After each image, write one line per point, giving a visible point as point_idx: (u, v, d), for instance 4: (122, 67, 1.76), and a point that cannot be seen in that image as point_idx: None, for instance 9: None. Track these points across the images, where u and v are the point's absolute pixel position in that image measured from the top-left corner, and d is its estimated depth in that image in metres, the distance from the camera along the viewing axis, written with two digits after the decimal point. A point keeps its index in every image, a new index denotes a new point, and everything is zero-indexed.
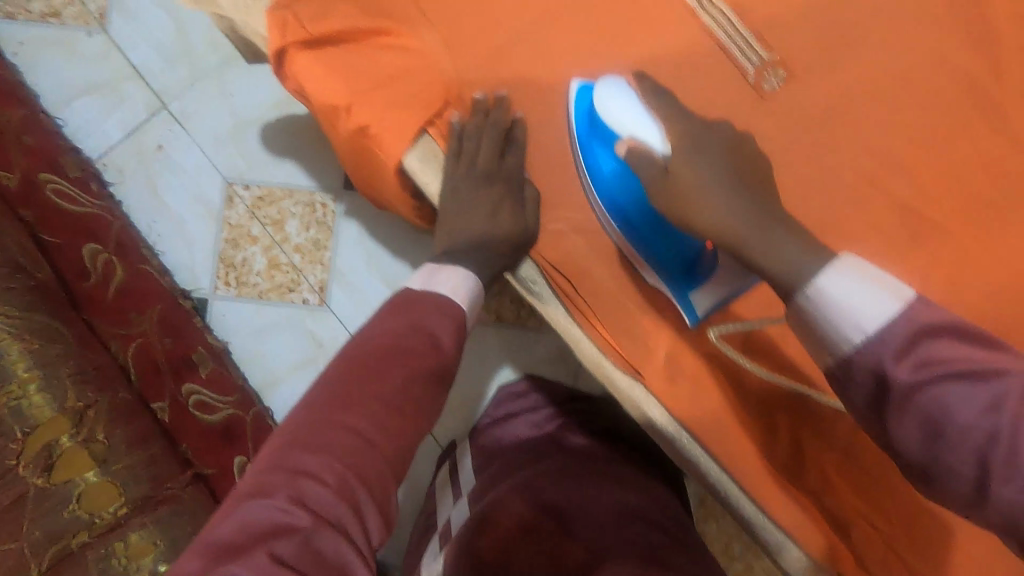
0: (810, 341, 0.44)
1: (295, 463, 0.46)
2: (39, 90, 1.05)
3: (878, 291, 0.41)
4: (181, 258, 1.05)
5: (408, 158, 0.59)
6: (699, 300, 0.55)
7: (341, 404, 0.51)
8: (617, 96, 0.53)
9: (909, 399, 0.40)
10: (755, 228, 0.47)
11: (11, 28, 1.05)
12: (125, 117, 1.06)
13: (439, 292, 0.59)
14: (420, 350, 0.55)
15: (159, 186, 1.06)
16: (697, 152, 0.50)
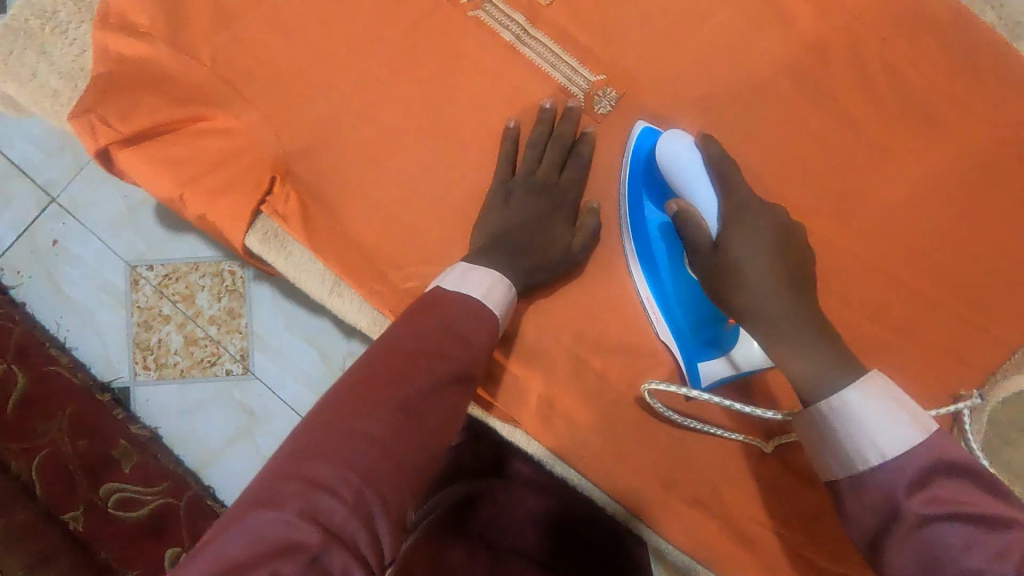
0: (818, 450, 0.41)
1: (307, 469, 0.35)
2: None
3: (907, 414, 0.38)
4: (95, 350, 0.97)
5: (250, 241, 0.56)
6: (710, 367, 0.53)
7: (369, 395, 0.38)
8: (681, 155, 0.51)
9: (914, 533, 0.36)
10: (795, 320, 0.44)
11: None
12: (14, 217, 1.00)
13: (472, 297, 0.46)
14: (450, 357, 0.42)
15: (60, 281, 0.99)
16: (748, 232, 0.47)
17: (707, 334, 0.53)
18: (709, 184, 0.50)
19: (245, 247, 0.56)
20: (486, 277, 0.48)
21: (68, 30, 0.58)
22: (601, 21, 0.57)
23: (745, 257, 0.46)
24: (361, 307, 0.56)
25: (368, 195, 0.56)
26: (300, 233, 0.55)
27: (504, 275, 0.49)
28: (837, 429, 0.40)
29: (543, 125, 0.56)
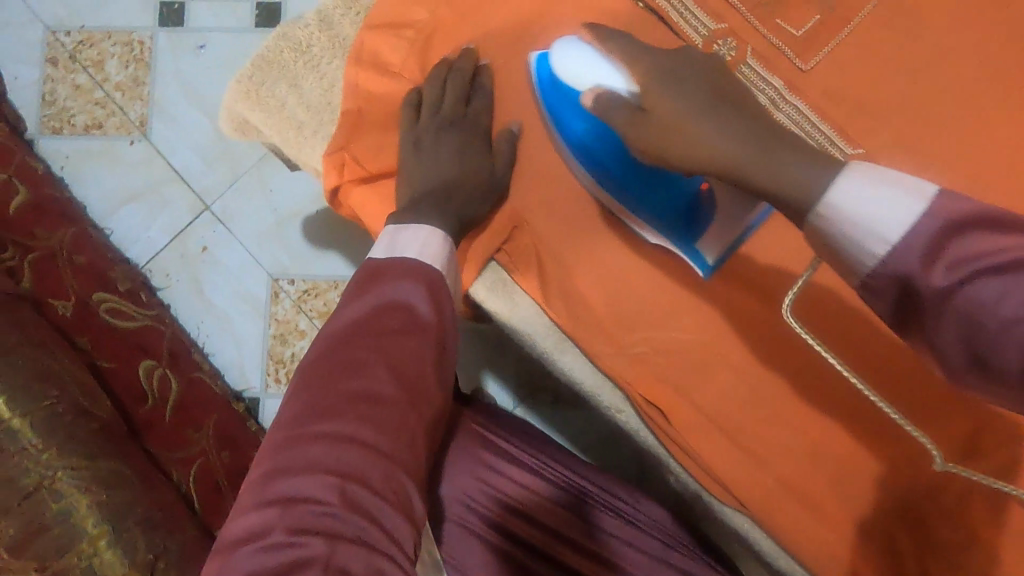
0: (835, 255, 0.38)
1: (281, 491, 0.41)
2: (86, 202, 1.07)
3: (903, 181, 0.35)
4: (231, 357, 1.04)
5: (476, 290, 0.60)
6: (709, 249, 0.57)
7: (291, 433, 0.44)
8: (576, 52, 0.53)
9: (948, 303, 0.34)
10: (750, 146, 0.43)
11: (57, 142, 1.08)
12: (170, 221, 1.06)
13: (405, 257, 0.53)
14: (398, 326, 0.50)
15: (204, 286, 1.05)
16: (676, 87, 0.48)
17: (688, 211, 0.56)
18: (610, 67, 0.51)
19: (470, 295, 0.61)
20: (429, 232, 0.55)
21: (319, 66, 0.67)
22: (859, 86, 0.54)
23: (673, 109, 0.46)
24: (586, 367, 0.62)
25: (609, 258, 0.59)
26: (530, 286, 0.60)
27: (435, 226, 0.55)
28: (832, 236, 0.37)
29: (457, 78, 0.59)
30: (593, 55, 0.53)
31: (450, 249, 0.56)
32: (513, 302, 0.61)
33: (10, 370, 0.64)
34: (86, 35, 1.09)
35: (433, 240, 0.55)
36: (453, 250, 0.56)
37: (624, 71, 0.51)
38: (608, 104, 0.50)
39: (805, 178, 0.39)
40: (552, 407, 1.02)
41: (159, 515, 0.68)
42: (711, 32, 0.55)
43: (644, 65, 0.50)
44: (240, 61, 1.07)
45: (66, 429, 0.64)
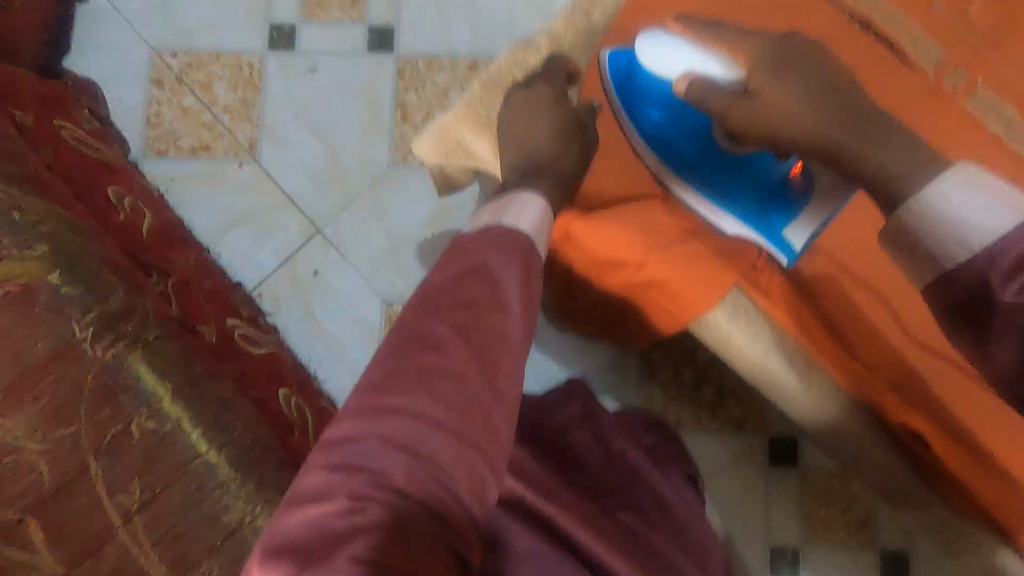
0: (908, 250, 0.40)
1: (343, 458, 0.37)
2: (193, 225, 1.04)
3: (1004, 195, 0.37)
4: (344, 384, 1.01)
5: (717, 315, 0.57)
6: (795, 234, 0.57)
7: (359, 402, 0.39)
8: (664, 42, 0.56)
9: (1008, 316, 0.36)
10: (844, 123, 0.44)
11: (161, 164, 1.06)
12: (281, 245, 1.04)
13: (496, 225, 0.48)
14: (483, 296, 0.42)
15: (316, 312, 1.03)
16: (776, 62, 0.48)
17: (776, 198, 0.57)
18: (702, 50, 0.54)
19: (709, 318, 0.58)
20: (527, 204, 0.51)
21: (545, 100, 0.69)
22: None
23: (781, 92, 0.47)
24: (834, 395, 0.58)
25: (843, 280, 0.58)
26: (773, 308, 0.57)
27: (534, 201, 0.52)
28: (908, 229, 0.39)
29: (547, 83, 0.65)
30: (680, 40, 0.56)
31: (547, 219, 0.52)
32: (753, 328, 0.57)
33: (198, 400, 0.61)
34: (193, 57, 1.08)
35: (528, 212, 0.51)
36: (541, 219, 0.51)
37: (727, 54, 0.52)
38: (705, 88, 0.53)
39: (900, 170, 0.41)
40: (677, 433, 1.00)
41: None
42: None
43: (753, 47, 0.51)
44: (352, 85, 1.07)
45: (256, 462, 0.62)
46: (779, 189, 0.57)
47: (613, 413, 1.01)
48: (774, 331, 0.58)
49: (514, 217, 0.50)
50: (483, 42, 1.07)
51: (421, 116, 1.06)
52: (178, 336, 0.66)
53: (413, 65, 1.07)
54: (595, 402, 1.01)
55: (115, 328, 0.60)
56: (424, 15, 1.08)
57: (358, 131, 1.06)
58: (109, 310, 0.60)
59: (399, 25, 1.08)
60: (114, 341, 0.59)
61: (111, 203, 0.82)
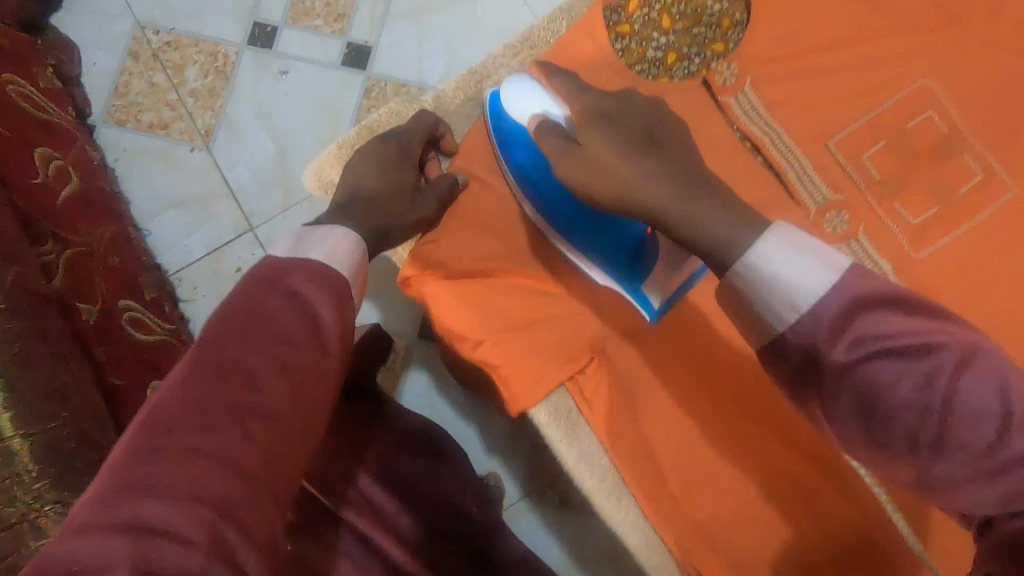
0: (740, 310, 0.42)
1: (131, 519, 0.33)
2: (130, 198, 1.05)
3: (820, 249, 0.40)
4: None
5: (538, 413, 0.71)
6: (654, 294, 0.61)
7: (142, 451, 0.35)
8: (526, 89, 0.62)
9: (845, 376, 0.39)
10: (675, 191, 0.47)
11: (117, 134, 1.07)
12: (210, 235, 1.04)
13: (312, 259, 0.45)
14: (298, 330, 0.40)
15: None
16: (602, 123, 0.55)
17: (633, 252, 0.61)
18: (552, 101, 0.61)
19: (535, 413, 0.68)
20: (345, 237, 0.49)
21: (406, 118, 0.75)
22: None
23: (602, 148, 0.52)
24: (626, 509, 0.71)
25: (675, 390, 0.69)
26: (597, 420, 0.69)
27: (357, 238, 0.50)
28: (737, 295, 0.42)
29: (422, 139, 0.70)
30: (539, 90, 0.62)
31: (361, 259, 0.49)
32: (568, 431, 0.72)
33: (25, 383, 0.60)
34: (173, 37, 1.10)
35: (345, 241, 0.48)
36: (365, 254, 0.50)
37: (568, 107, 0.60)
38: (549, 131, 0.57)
39: (721, 236, 0.43)
40: (561, 509, 0.97)
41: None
42: (825, 201, 0.70)
43: (586, 105, 0.58)
44: (318, 94, 1.08)
45: (67, 458, 0.60)
46: (637, 248, 0.61)
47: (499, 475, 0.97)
48: (585, 437, 0.72)
49: (328, 248, 0.47)
50: (453, 78, 1.08)
51: None
52: (31, 314, 0.65)
53: (381, 86, 1.07)
54: (484, 458, 0.98)
55: None
56: (403, 41, 1.08)
57: (313, 140, 1.06)
58: None
59: (377, 45, 1.09)
60: None
61: (33, 164, 0.83)
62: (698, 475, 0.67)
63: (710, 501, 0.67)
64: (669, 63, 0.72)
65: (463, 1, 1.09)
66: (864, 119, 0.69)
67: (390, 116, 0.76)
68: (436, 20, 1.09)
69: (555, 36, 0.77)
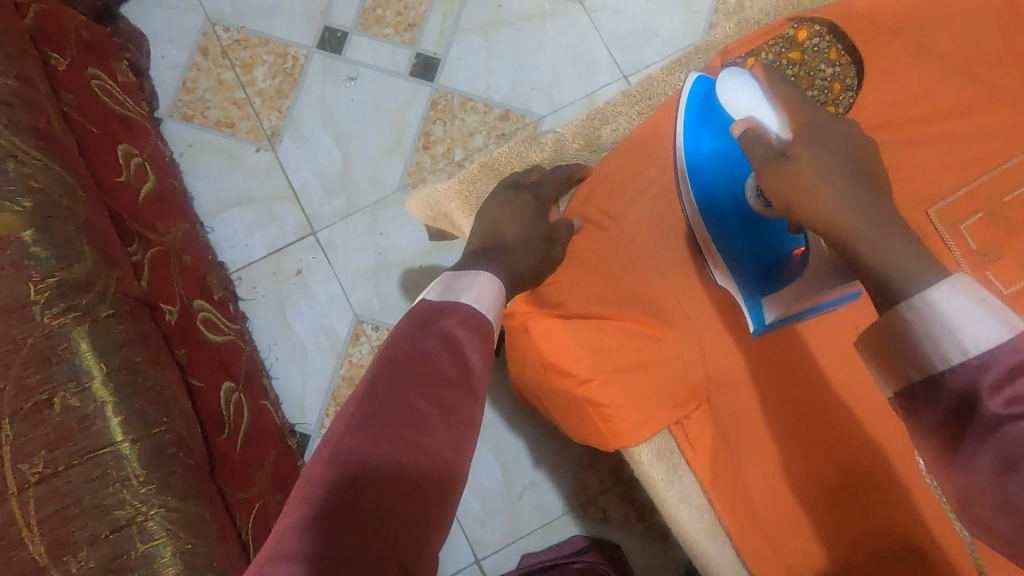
0: (900, 345, 0.42)
1: (326, 546, 0.42)
2: (195, 194, 1.06)
3: (1002, 307, 0.38)
4: (294, 387, 1.03)
5: (642, 452, 0.71)
6: (774, 311, 0.67)
7: (336, 484, 0.45)
8: (743, 84, 0.63)
9: (992, 431, 0.37)
10: (874, 220, 0.49)
11: (184, 128, 1.08)
12: (273, 235, 1.06)
13: (463, 302, 0.55)
14: (450, 378, 0.51)
15: (289, 310, 1.04)
16: (817, 144, 0.56)
17: (771, 268, 0.67)
18: (769, 107, 0.61)
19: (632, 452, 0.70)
20: (487, 283, 0.58)
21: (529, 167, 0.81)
22: None
23: (812, 176, 0.54)
24: (728, 556, 0.70)
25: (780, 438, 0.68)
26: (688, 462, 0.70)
27: (492, 276, 0.60)
28: (901, 328, 0.42)
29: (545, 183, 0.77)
30: (757, 89, 0.63)
31: (500, 301, 0.60)
32: (671, 473, 0.71)
33: (130, 387, 0.62)
34: (244, 36, 1.10)
35: (488, 288, 0.58)
36: (502, 294, 0.60)
37: (784, 115, 0.60)
38: (757, 139, 0.59)
39: (884, 258, 0.46)
40: (601, 524, 1.00)
41: (232, 570, 0.63)
42: None
43: (807, 117, 0.58)
44: (385, 103, 1.09)
45: (167, 462, 0.62)
46: (774, 265, 0.67)
47: (546, 490, 1.00)
48: (689, 481, 0.71)
49: (476, 293, 0.57)
50: (520, 96, 1.09)
51: (442, 149, 1.08)
52: (131, 317, 0.67)
53: (448, 99, 1.09)
54: (531, 473, 1.00)
55: (71, 298, 0.61)
56: (471, 56, 1.10)
57: (378, 148, 1.08)
58: (70, 278, 0.61)
59: (446, 58, 1.10)
60: (64, 310, 0.60)
61: (117, 161, 0.84)
62: (793, 517, 0.67)
63: (802, 546, 0.67)
64: None
65: (534, 21, 1.10)
66: (962, 191, 0.66)
67: (511, 158, 0.82)
68: (505, 37, 1.10)
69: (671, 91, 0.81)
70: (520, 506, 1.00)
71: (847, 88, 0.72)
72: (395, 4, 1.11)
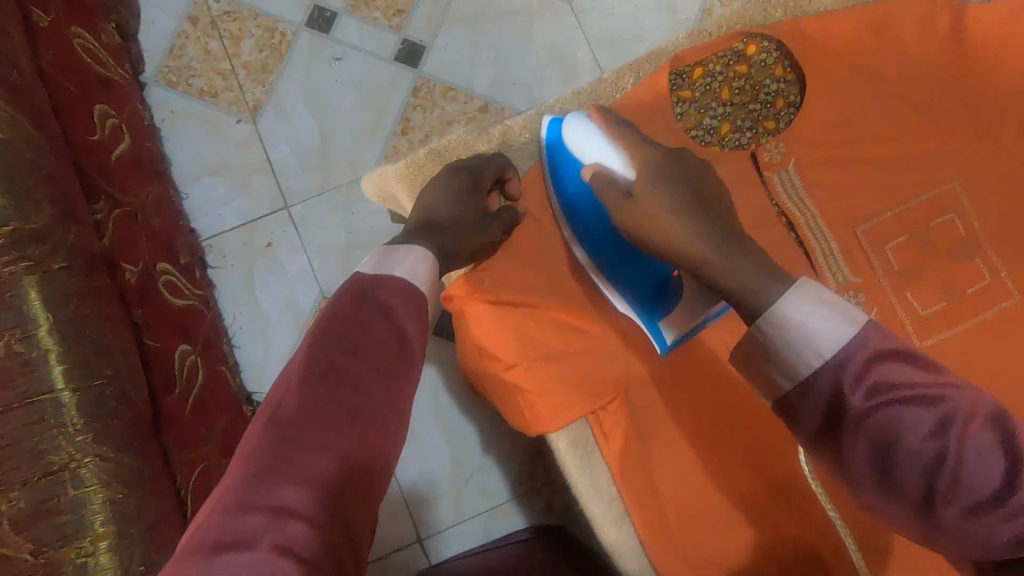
0: (770, 359, 0.50)
1: (270, 502, 0.44)
2: (173, 160, 1.08)
3: (834, 303, 0.48)
4: (255, 357, 1.05)
5: (558, 439, 0.72)
6: (669, 329, 0.72)
7: (277, 441, 0.47)
8: (584, 133, 0.71)
9: (863, 423, 0.45)
10: (713, 247, 0.57)
11: (167, 94, 1.09)
12: (246, 206, 1.07)
13: (398, 274, 0.57)
14: (389, 343, 0.53)
15: (256, 281, 1.06)
16: (659, 175, 0.64)
17: (659, 290, 0.73)
18: (613, 147, 0.69)
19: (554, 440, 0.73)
20: (418, 255, 0.60)
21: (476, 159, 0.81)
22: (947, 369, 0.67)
23: (653, 202, 0.62)
24: (633, 546, 0.73)
25: (697, 442, 0.74)
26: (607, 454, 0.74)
27: (426, 248, 0.62)
28: (766, 344, 0.50)
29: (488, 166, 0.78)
30: (592, 127, 0.71)
31: (434, 273, 0.62)
32: (584, 460, 0.73)
33: (77, 339, 0.63)
34: (233, 8, 1.12)
35: (422, 261, 0.60)
36: (435, 266, 0.62)
37: (625, 149, 0.69)
38: (605, 181, 0.67)
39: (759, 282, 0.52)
40: (543, 515, 1.03)
41: (163, 523, 0.65)
42: (848, 282, 0.70)
43: (652, 154, 0.67)
44: (367, 86, 1.10)
45: (107, 414, 0.64)
46: (660, 289, 0.73)
47: (492, 477, 1.03)
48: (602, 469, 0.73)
49: (408, 266, 0.59)
50: (500, 89, 1.11)
51: (420, 136, 1.10)
52: (86, 272, 0.68)
53: (429, 86, 1.10)
54: (479, 459, 1.03)
55: (25, 248, 0.62)
56: (456, 46, 1.11)
57: (357, 130, 1.10)
58: (26, 229, 0.63)
59: (431, 47, 1.11)
60: (17, 259, 0.61)
61: (92, 121, 0.85)
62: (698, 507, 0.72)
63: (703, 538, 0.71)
64: (723, 134, 0.77)
65: (520, 17, 1.12)
66: (892, 212, 0.71)
67: (459, 145, 0.82)
68: (491, 31, 1.12)
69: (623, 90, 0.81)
70: (465, 491, 1.02)
71: (789, 105, 0.75)
72: None
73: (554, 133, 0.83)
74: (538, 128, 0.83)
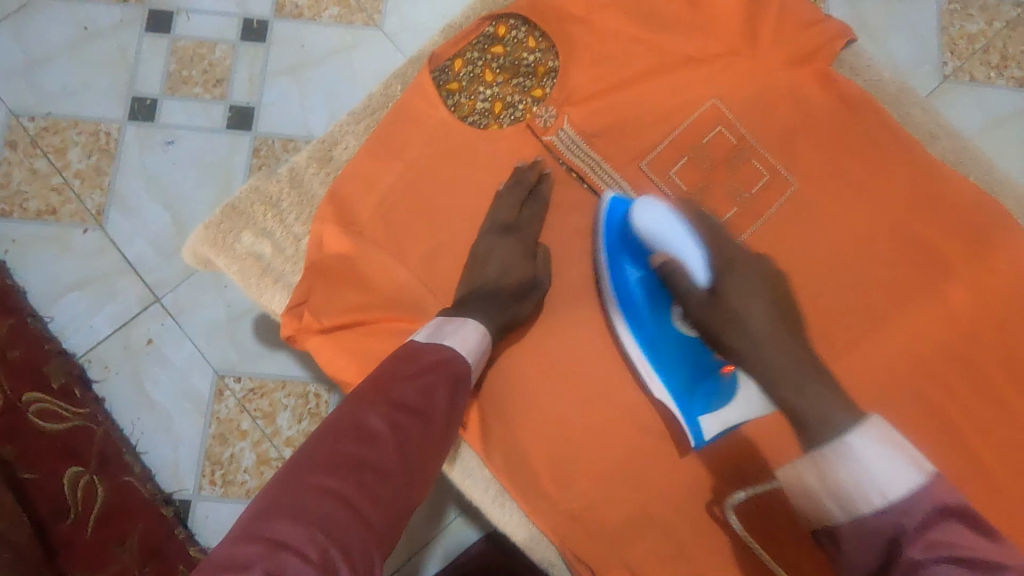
0: (834, 492, 0.50)
1: (270, 534, 0.49)
2: (29, 287, 1.05)
3: (904, 452, 0.49)
4: (165, 457, 1.02)
5: None
6: (710, 426, 0.73)
7: (295, 479, 0.52)
8: (652, 212, 0.72)
9: (913, 574, 0.46)
10: (788, 345, 0.60)
11: (4, 225, 1.06)
12: (117, 311, 1.05)
13: (448, 345, 0.65)
14: (416, 405, 0.59)
15: (147, 381, 1.04)
16: (736, 280, 0.65)
17: (708, 375, 0.74)
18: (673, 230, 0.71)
19: None
20: (471, 328, 0.68)
21: (285, 209, 0.86)
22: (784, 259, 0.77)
23: (742, 311, 0.63)
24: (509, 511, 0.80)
25: (559, 397, 0.77)
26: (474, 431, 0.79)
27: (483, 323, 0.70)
28: (836, 477, 0.50)
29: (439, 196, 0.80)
30: (668, 215, 0.72)
31: (483, 344, 0.70)
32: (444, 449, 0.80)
33: None
34: (51, 122, 1.10)
35: (473, 334, 0.68)
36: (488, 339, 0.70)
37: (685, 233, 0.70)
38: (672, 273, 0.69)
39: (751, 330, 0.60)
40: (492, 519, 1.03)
41: None
42: None
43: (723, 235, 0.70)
44: (207, 160, 1.10)
45: None
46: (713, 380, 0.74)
47: None
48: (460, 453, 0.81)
49: (457, 336, 0.67)
50: None
51: None
52: None
53: (269, 143, 1.11)
54: None
55: None
56: (285, 98, 1.13)
57: (209, 204, 1.09)
58: None
59: (260, 105, 1.12)
60: None
61: None
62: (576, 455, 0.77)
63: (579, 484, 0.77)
64: (496, 112, 0.83)
65: (338, 54, 1.14)
66: (668, 140, 0.79)
67: (254, 194, 0.86)
68: (314, 75, 1.13)
69: (390, 100, 0.88)
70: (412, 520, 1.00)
71: (548, 71, 0.82)
72: (199, 63, 1.13)
73: (340, 155, 0.87)
74: (328, 156, 0.87)
